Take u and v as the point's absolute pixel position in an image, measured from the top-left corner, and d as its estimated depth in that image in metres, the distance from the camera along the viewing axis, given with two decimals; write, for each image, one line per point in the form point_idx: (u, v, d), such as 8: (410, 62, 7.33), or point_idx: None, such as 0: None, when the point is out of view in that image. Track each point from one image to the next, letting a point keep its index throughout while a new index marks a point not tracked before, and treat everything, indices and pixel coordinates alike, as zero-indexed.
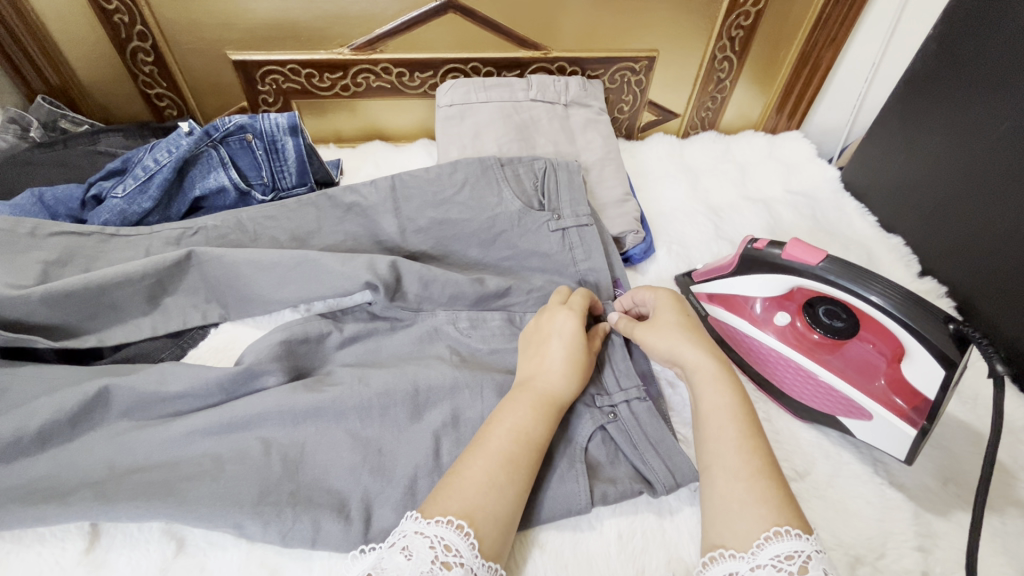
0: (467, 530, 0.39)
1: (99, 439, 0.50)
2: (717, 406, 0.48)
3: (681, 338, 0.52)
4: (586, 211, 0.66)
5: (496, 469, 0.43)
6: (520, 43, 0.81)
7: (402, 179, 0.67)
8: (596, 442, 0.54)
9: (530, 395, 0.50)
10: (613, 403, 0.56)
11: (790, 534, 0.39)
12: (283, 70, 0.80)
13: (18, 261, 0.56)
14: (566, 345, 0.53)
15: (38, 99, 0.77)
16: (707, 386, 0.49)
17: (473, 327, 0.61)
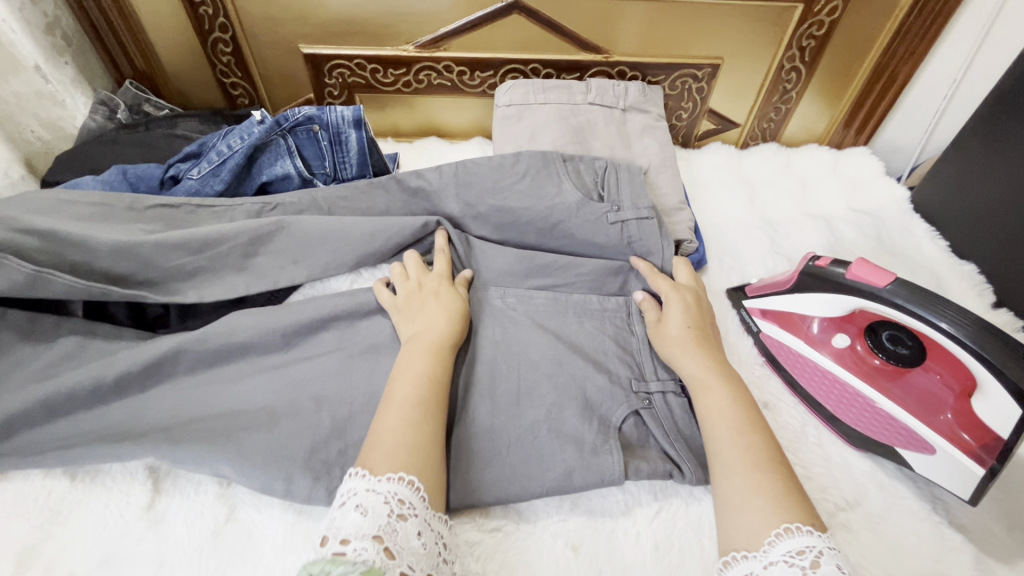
0: (417, 484, 0.42)
1: (166, 397, 0.54)
2: (712, 409, 0.50)
3: (690, 348, 0.56)
4: (646, 206, 0.68)
5: (411, 412, 0.47)
6: (581, 46, 0.80)
7: (466, 166, 0.71)
8: (629, 427, 0.55)
9: (420, 345, 0.54)
10: (649, 391, 0.57)
11: (801, 530, 0.40)
12: (350, 65, 0.82)
13: (122, 225, 0.62)
14: (436, 314, 0.57)
15: (126, 83, 0.83)
16: (702, 393, 0.52)
17: (520, 302, 0.65)
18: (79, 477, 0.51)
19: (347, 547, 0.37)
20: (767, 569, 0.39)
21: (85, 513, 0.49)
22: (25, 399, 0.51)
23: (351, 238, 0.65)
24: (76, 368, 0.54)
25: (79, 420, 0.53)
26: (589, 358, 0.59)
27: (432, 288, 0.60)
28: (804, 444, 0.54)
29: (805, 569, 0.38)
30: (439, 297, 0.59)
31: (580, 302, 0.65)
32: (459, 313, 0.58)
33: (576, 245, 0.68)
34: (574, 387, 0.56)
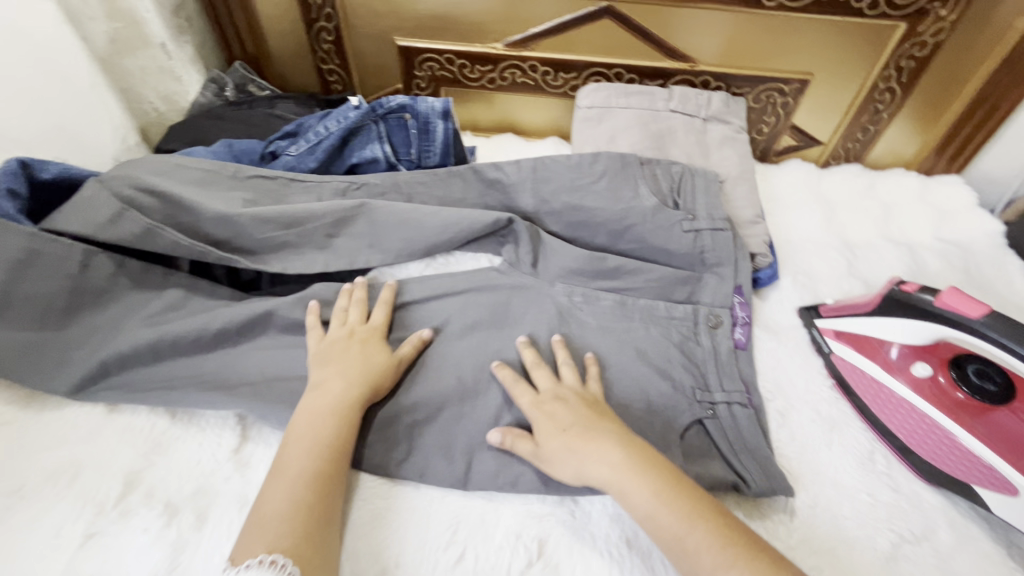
0: (281, 563, 0.40)
1: (257, 350, 0.60)
2: (645, 508, 0.44)
3: (581, 457, 0.48)
4: (722, 217, 0.68)
5: (301, 490, 0.45)
6: (667, 54, 0.81)
7: (544, 163, 0.73)
8: (691, 435, 0.56)
9: (323, 403, 0.51)
10: (713, 401, 0.57)
11: None
12: (440, 59, 0.86)
13: (225, 194, 0.67)
14: (342, 369, 0.54)
15: (236, 64, 0.90)
16: (630, 487, 0.45)
17: (587, 302, 0.66)
18: (176, 419, 0.56)
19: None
20: None
21: (183, 448, 0.54)
22: (138, 339, 0.57)
23: (429, 223, 0.68)
24: (180, 319, 0.59)
25: (181, 364, 0.58)
26: (653, 364, 0.60)
27: (363, 337, 0.58)
28: (871, 470, 0.54)
29: None
30: (362, 350, 0.57)
31: (646, 307, 0.66)
32: (381, 370, 0.56)
33: (647, 249, 0.69)
34: (638, 392, 0.57)
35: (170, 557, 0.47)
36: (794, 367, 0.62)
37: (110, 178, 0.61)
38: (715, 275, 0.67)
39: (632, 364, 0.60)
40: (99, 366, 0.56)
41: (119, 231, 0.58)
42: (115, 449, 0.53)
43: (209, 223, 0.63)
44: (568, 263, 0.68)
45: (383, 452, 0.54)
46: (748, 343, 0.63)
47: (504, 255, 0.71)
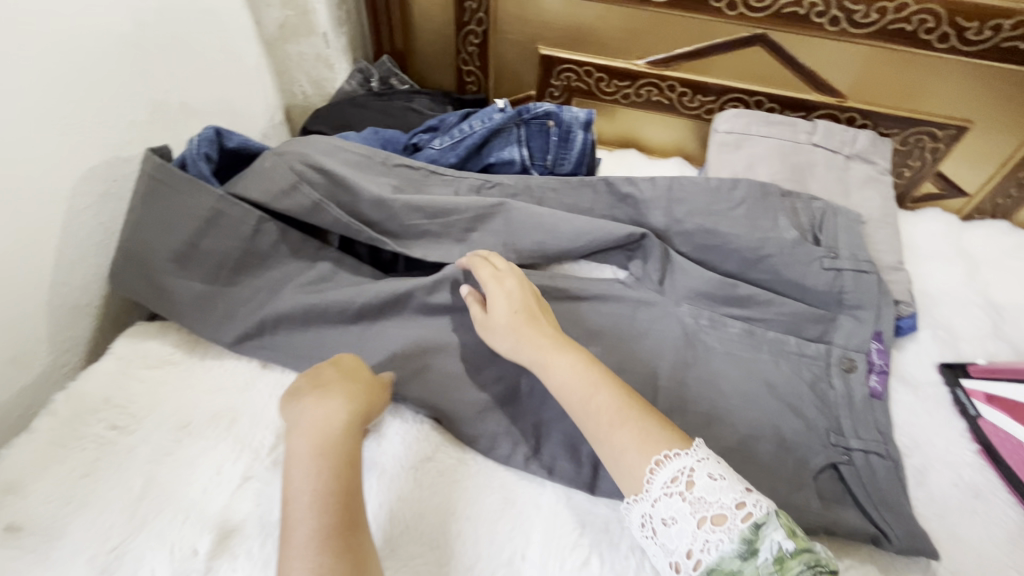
0: None
1: (394, 328, 0.62)
2: (563, 382, 0.51)
3: (519, 335, 0.55)
4: (867, 259, 0.66)
5: (319, 554, 0.40)
6: (815, 87, 0.80)
7: (680, 183, 0.73)
8: (824, 478, 0.55)
9: (303, 449, 0.45)
10: (848, 447, 0.56)
11: (672, 456, 0.44)
12: (579, 70, 0.88)
13: (375, 179, 0.71)
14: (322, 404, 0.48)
15: (383, 58, 0.95)
16: (552, 364, 0.52)
17: (713, 327, 0.66)
18: None
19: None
20: (654, 505, 0.43)
21: None
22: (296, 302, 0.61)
23: (562, 229, 0.70)
24: (331, 289, 0.63)
25: (327, 331, 0.62)
26: (784, 400, 0.59)
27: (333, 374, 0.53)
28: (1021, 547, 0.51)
29: (682, 491, 0.43)
30: (341, 380, 0.50)
31: (776, 340, 0.65)
32: (366, 395, 0.50)
33: (780, 281, 0.67)
34: (770, 426, 0.57)
35: None
36: (932, 425, 0.59)
37: (284, 152, 0.67)
38: (853, 317, 0.65)
39: (761, 399, 0.59)
40: (259, 323, 0.61)
41: (290, 202, 0.64)
42: (268, 402, 0.58)
43: (365, 206, 0.67)
44: (698, 285, 0.68)
45: (513, 445, 0.55)
46: (884, 393, 0.61)
47: (631, 269, 0.72)
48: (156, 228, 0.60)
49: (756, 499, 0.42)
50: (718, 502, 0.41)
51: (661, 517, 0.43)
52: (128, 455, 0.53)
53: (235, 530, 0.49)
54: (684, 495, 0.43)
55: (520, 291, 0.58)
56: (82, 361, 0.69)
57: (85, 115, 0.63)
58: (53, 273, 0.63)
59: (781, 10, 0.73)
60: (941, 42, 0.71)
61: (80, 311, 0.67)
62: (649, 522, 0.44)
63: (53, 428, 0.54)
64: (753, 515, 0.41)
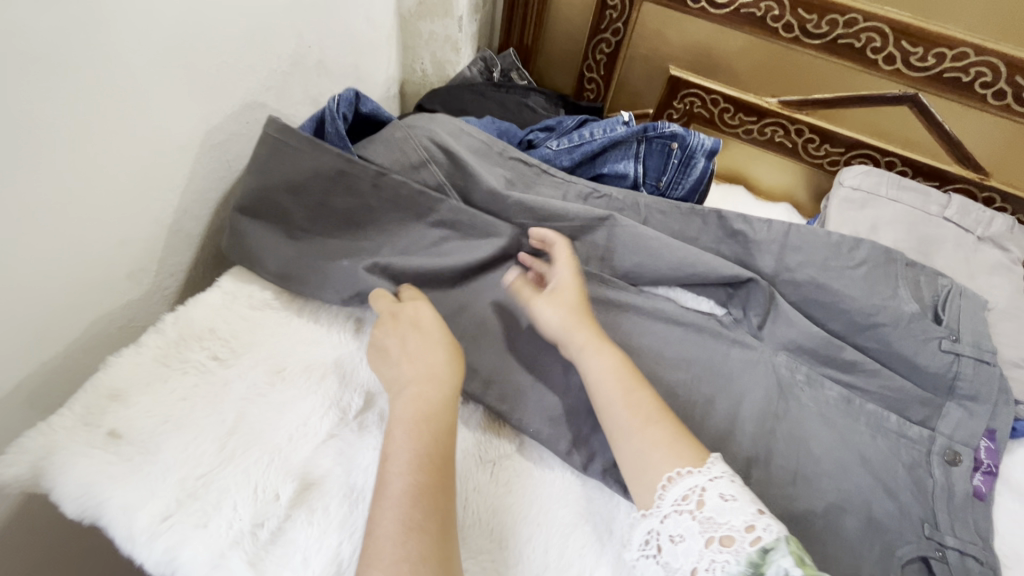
0: None
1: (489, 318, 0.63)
2: (597, 367, 0.54)
3: (561, 313, 0.58)
4: (991, 349, 0.62)
5: (411, 510, 0.42)
6: (958, 159, 0.76)
7: (798, 230, 0.70)
8: (914, 569, 0.51)
9: (411, 407, 0.49)
10: (943, 543, 0.52)
11: (684, 474, 0.44)
12: (705, 97, 0.86)
13: (491, 169, 0.72)
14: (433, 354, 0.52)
15: (509, 50, 0.96)
16: (585, 347, 0.55)
17: (809, 385, 0.63)
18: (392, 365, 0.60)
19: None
20: (662, 522, 0.43)
21: None
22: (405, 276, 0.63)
23: (665, 257, 0.68)
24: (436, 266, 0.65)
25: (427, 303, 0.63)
26: (879, 478, 0.56)
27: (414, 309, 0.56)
28: None
29: (692, 510, 0.42)
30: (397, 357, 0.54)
31: (875, 415, 0.61)
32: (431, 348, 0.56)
33: (888, 354, 0.64)
34: (861, 500, 0.54)
35: None
36: None
37: (413, 126, 0.68)
38: (963, 407, 0.61)
39: (854, 471, 0.56)
40: (357, 293, 0.60)
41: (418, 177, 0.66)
42: (359, 365, 0.59)
43: (477, 196, 0.68)
44: (800, 340, 0.65)
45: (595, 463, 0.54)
46: (988, 495, 0.57)
47: (730, 309, 0.69)
48: (297, 155, 0.62)
49: (767, 523, 0.40)
50: (727, 523, 0.41)
51: (669, 533, 0.43)
52: (225, 388, 0.54)
53: (314, 483, 0.50)
54: (694, 514, 0.42)
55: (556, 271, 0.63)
56: (183, 287, 0.72)
57: (241, 56, 0.66)
58: (179, 199, 0.66)
59: (942, 73, 0.70)
60: None
61: (190, 241, 0.70)
62: (655, 538, 0.43)
63: (158, 345, 0.55)
64: (761, 540, 0.39)
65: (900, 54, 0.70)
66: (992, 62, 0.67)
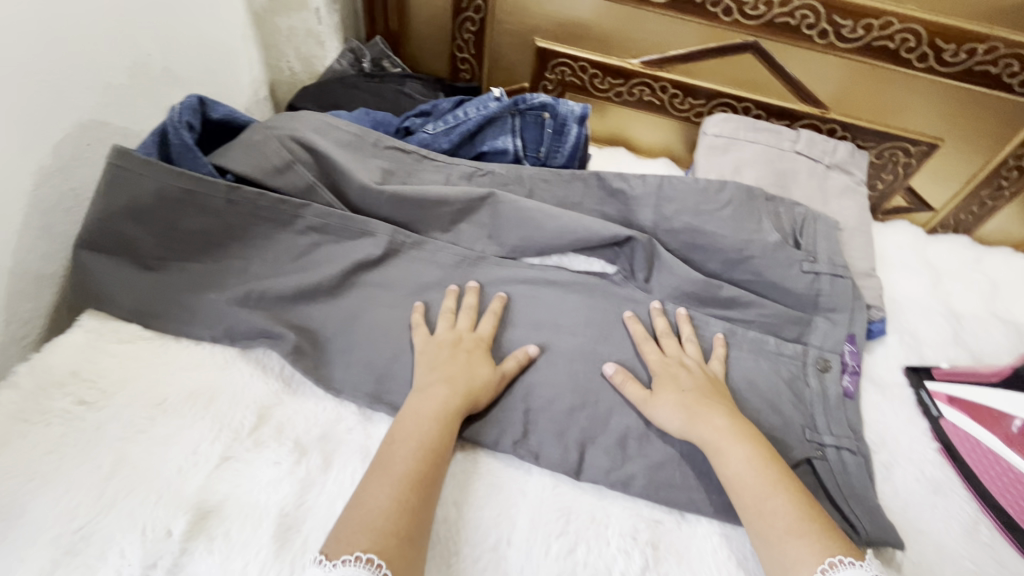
0: (377, 564, 0.40)
1: (383, 311, 0.62)
2: (739, 469, 0.50)
3: (691, 411, 0.54)
4: (842, 264, 0.69)
5: (404, 491, 0.45)
6: (801, 97, 0.83)
7: (670, 182, 0.74)
8: (800, 471, 0.56)
9: (429, 407, 0.52)
10: (821, 442, 0.58)
11: (845, 562, 0.42)
12: (573, 65, 0.88)
13: (366, 162, 0.70)
14: (463, 374, 0.55)
15: (376, 39, 0.94)
16: (722, 456, 0.51)
17: (697, 325, 0.67)
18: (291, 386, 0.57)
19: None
20: None
21: (311, 395, 0.56)
22: (288, 284, 0.60)
23: (548, 225, 0.70)
24: (318, 269, 0.63)
25: (316, 308, 0.61)
26: (764, 397, 0.61)
27: (470, 346, 0.59)
28: (976, 537, 0.54)
29: None
30: (468, 359, 0.57)
31: (756, 340, 0.66)
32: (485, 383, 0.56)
33: (761, 283, 0.69)
34: (749, 420, 0.58)
35: (299, 493, 0.49)
36: (899, 423, 0.62)
37: (275, 127, 0.65)
38: (827, 319, 0.67)
39: (741, 395, 0.60)
40: (237, 312, 0.58)
41: (284, 181, 0.63)
42: (249, 381, 0.56)
43: (352, 191, 0.66)
44: (684, 284, 0.69)
45: (505, 433, 0.56)
46: (855, 393, 0.64)
47: (618, 265, 0.72)
48: (145, 170, 0.58)
49: None
50: None
51: None
52: (97, 432, 0.50)
53: (212, 510, 0.47)
54: None
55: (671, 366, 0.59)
56: (43, 334, 0.65)
57: (65, 73, 0.59)
58: (18, 239, 0.59)
59: (773, 20, 0.75)
60: (920, 61, 0.74)
61: (43, 283, 0.63)
62: None
63: (15, 401, 0.51)
64: None
65: (735, 5, 0.75)
66: (811, 4, 0.73)
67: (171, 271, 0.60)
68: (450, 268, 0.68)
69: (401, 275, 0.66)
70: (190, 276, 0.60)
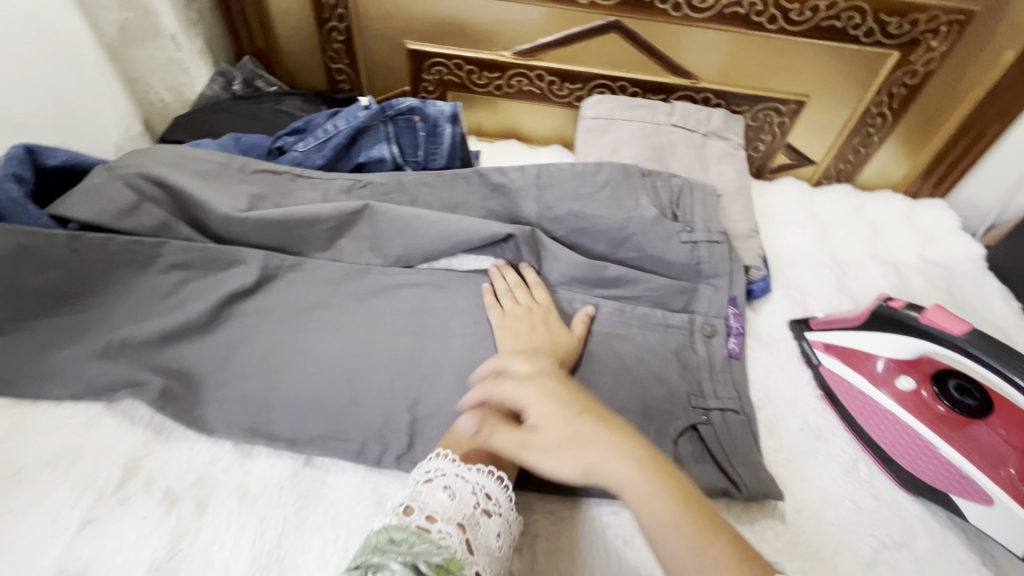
0: (502, 479, 0.46)
1: (260, 340, 0.60)
2: (659, 520, 0.37)
3: (588, 448, 0.41)
4: (719, 230, 0.70)
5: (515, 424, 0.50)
6: (671, 70, 0.84)
7: (548, 170, 0.74)
8: (685, 440, 0.57)
9: (528, 360, 0.57)
10: (707, 407, 0.59)
11: None
12: (448, 64, 0.88)
13: (231, 188, 0.68)
14: (550, 337, 0.60)
15: (244, 59, 0.91)
16: (637, 500, 0.38)
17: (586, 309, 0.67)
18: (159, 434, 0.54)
19: (432, 525, 0.40)
20: None
21: (184, 439, 0.54)
22: (150, 327, 0.57)
23: (427, 232, 0.68)
24: (182, 307, 0.60)
25: (186, 348, 0.58)
26: (653, 371, 0.61)
27: (543, 316, 0.63)
28: (856, 477, 0.56)
29: None
30: (547, 326, 0.62)
31: (644, 315, 0.67)
32: (567, 346, 0.60)
33: (645, 258, 0.70)
34: (636, 397, 0.58)
35: (170, 546, 0.47)
36: (783, 376, 0.64)
37: (119, 165, 0.62)
38: (711, 285, 0.68)
39: (632, 375, 0.60)
40: (95, 365, 0.55)
41: (136, 221, 0.61)
42: (115, 437, 0.53)
43: (214, 221, 0.64)
44: (569, 270, 0.69)
45: (391, 446, 0.55)
46: (741, 353, 0.65)
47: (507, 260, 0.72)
48: None
49: None
50: None
51: None
52: None
53: None
54: None
55: (544, 387, 0.46)
56: None
57: None
58: None
59: None
60: (772, 23, 0.76)
61: None
62: None
63: None
64: None
65: None
66: None
67: (19, 332, 0.56)
68: (331, 286, 0.66)
69: (279, 301, 0.64)
70: (41, 334, 0.56)
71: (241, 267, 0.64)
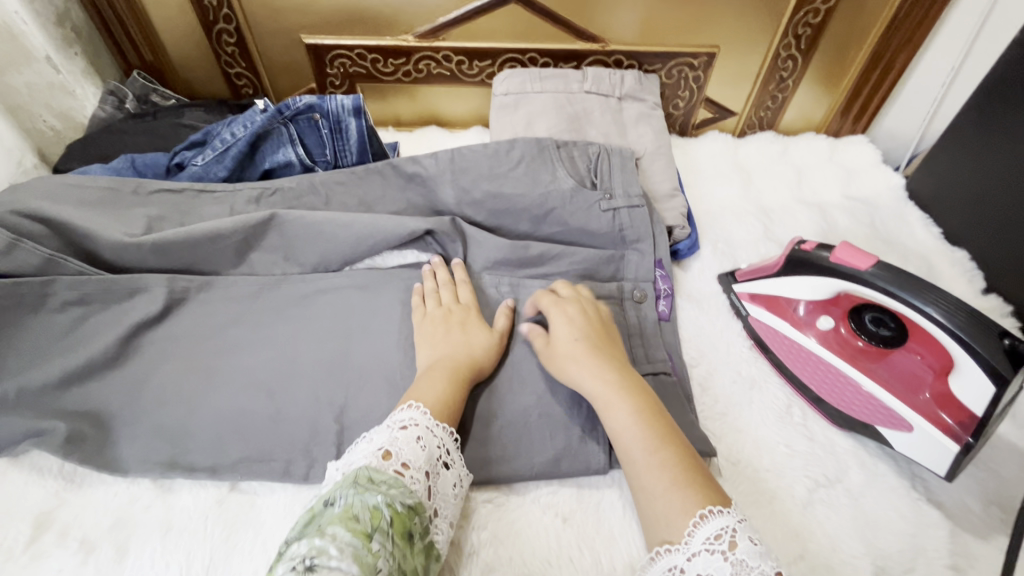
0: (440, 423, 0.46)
1: (171, 368, 0.57)
2: (623, 424, 0.47)
3: (588, 363, 0.51)
4: (638, 193, 0.69)
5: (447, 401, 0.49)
6: (579, 35, 0.82)
7: (461, 153, 0.71)
8: None
9: (442, 368, 0.52)
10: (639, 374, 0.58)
11: (715, 514, 0.39)
12: (351, 55, 0.84)
13: (124, 213, 0.64)
14: (467, 345, 0.55)
15: (133, 74, 0.86)
16: (612, 408, 0.48)
17: (514, 291, 0.65)
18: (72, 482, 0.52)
19: (405, 472, 0.41)
20: (690, 561, 0.38)
21: (98, 483, 0.52)
22: (48, 373, 0.54)
23: (342, 236, 0.65)
24: (81, 346, 0.57)
25: (91, 389, 0.55)
26: None
27: (462, 316, 0.58)
28: (789, 421, 0.56)
29: (724, 552, 0.38)
30: (466, 330, 0.57)
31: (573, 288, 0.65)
32: (485, 348, 0.55)
33: (569, 231, 0.69)
34: None
35: None
36: (713, 332, 0.64)
37: None
38: (637, 250, 0.68)
39: None
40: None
41: (14, 262, 0.56)
42: (23, 492, 0.51)
43: (107, 251, 0.61)
44: (493, 255, 0.66)
45: (320, 460, 0.53)
46: (671, 314, 0.65)
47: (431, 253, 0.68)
48: None
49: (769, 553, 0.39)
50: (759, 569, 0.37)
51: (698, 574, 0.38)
52: None
53: None
54: (726, 555, 0.38)
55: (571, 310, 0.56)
56: None
57: None
58: None
59: None
60: None
61: None
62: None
63: None
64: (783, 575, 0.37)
65: None
66: None
67: None
68: (245, 301, 0.63)
69: (190, 325, 0.60)
70: None
71: (142, 295, 0.60)
